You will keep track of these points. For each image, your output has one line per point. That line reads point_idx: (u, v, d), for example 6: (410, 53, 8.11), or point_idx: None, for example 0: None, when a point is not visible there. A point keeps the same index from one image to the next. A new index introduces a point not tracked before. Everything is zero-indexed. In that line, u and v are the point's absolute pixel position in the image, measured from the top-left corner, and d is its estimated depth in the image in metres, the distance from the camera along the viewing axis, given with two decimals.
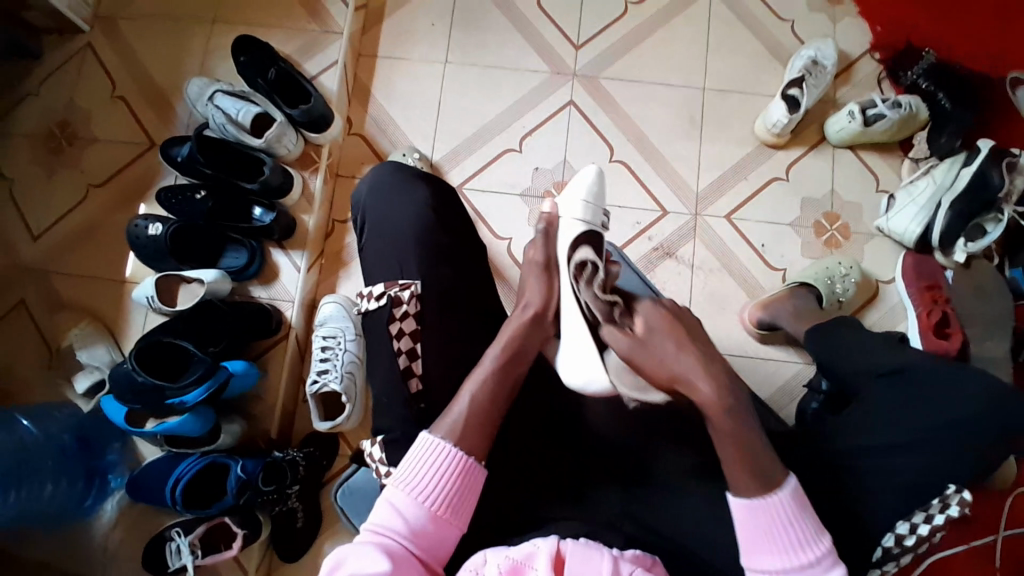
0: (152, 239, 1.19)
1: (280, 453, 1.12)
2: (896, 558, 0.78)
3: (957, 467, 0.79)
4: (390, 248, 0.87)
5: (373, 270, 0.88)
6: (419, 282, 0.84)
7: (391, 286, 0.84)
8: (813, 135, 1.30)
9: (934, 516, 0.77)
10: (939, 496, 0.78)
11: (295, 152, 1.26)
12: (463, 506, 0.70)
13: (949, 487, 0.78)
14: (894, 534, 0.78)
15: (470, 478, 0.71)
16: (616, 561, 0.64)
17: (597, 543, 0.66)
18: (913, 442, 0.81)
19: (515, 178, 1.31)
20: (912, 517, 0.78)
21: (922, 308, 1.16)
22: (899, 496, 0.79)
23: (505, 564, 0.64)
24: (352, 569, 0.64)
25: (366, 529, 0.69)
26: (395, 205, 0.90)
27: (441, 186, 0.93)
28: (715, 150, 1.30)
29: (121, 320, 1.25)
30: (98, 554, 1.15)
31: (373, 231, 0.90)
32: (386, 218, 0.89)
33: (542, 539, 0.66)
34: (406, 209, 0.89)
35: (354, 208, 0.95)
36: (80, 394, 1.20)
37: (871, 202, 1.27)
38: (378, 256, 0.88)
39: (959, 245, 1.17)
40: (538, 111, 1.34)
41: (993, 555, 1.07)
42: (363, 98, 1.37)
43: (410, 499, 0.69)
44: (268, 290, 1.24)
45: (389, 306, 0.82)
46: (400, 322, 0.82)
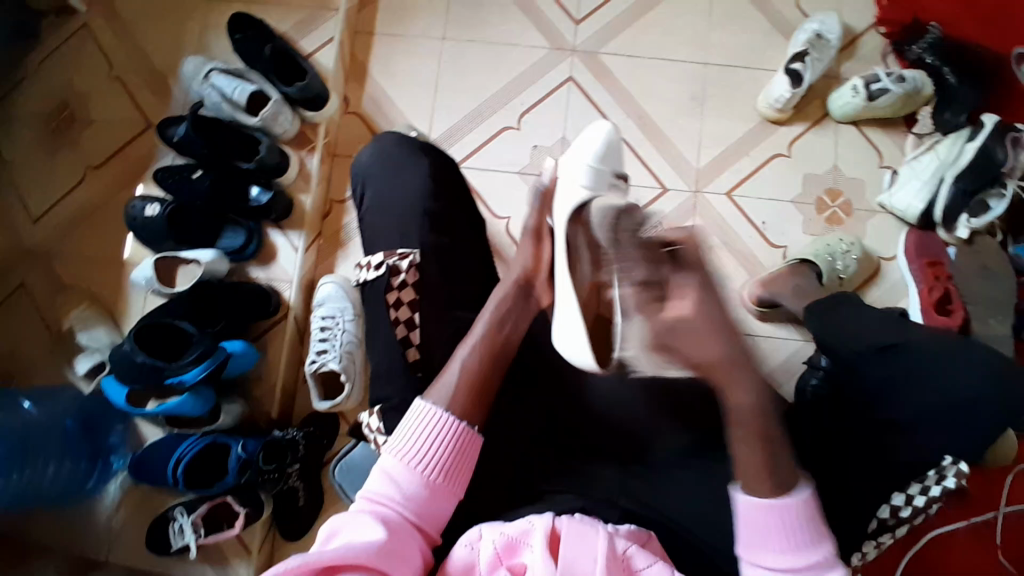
0: (150, 220, 1.18)
1: (280, 432, 1.13)
2: (891, 529, 0.81)
3: (955, 442, 0.79)
4: (387, 225, 0.86)
5: (370, 247, 0.87)
6: (419, 250, 0.83)
7: (391, 255, 0.83)
8: (816, 110, 1.28)
9: (930, 488, 0.81)
10: (936, 469, 0.81)
11: (291, 131, 1.25)
12: (459, 473, 0.70)
13: (946, 459, 0.81)
14: (891, 506, 0.80)
15: (465, 446, 0.71)
16: (611, 539, 0.64)
17: (593, 520, 0.66)
18: (910, 417, 0.81)
19: (514, 156, 1.30)
20: (909, 489, 0.81)
21: (924, 285, 1.15)
22: (897, 470, 0.79)
23: (500, 541, 0.64)
24: (347, 538, 0.64)
25: (361, 497, 0.68)
26: (391, 181, 0.89)
27: (440, 161, 0.92)
28: (716, 127, 1.29)
29: (120, 302, 1.25)
30: (102, 532, 1.16)
31: (369, 207, 0.89)
32: (382, 194, 0.88)
33: (538, 516, 0.67)
34: (403, 185, 0.88)
35: (355, 176, 0.94)
36: (80, 375, 1.19)
37: (875, 179, 1.26)
38: (375, 233, 0.87)
39: (963, 221, 1.16)
40: (537, 88, 1.32)
41: (994, 532, 1.07)
42: (359, 76, 1.35)
43: (406, 467, 0.68)
44: (267, 271, 1.23)
45: (389, 275, 0.82)
46: (398, 291, 0.81)
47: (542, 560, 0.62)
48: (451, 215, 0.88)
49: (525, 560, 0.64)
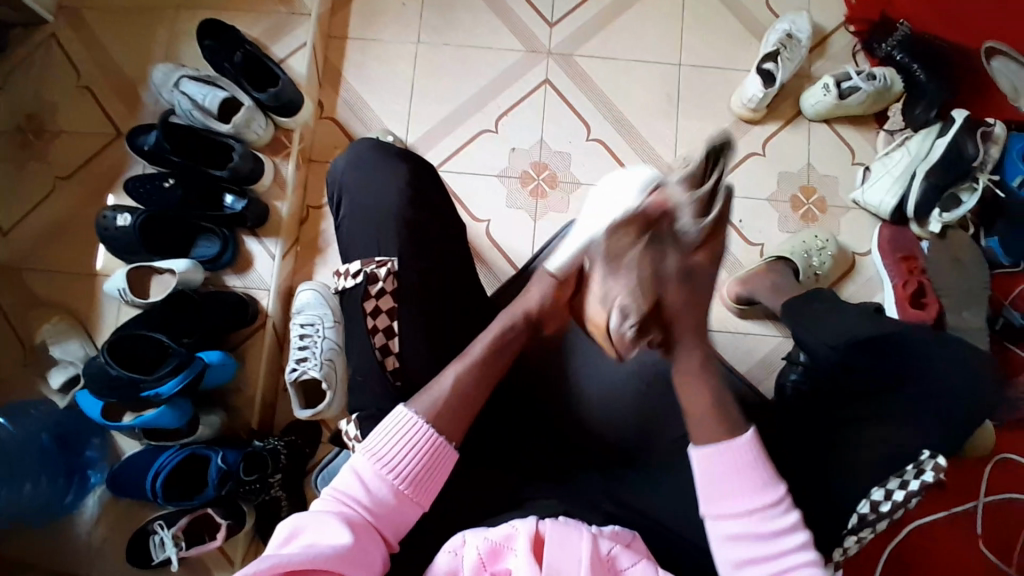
0: (123, 230, 1.16)
1: (261, 442, 1.11)
2: (872, 525, 0.78)
3: (930, 433, 0.80)
4: (364, 231, 0.86)
5: (348, 253, 0.87)
6: (395, 258, 0.83)
7: (368, 263, 0.83)
8: (789, 109, 1.29)
9: (909, 482, 0.77)
10: (914, 462, 0.78)
11: (265, 137, 1.24)
12: (430, 483, 0.70)
13: (923, 453, 0.78)
14: (869, 500, 0.77)
15: (439, 458, 0.70)
16: (595, 539, 0.64)
17: (577, 522, 0.66)
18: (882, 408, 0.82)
19: (492, 160, 1.30)
20: (887, 484, 0.78)
21: (899, 279, 1.17)
22: (876, 463, 0.80)
23: (484, 546, 0.64)
24: (312, 538, 0.64)
25: (328, 494, 0.68)
26: (368, 187, 0.88)
27: (417, 165, 0.91)
28: (692, 126, 1.30)
29: (94, 313, 1.22)
30: (79, 551, 1.13)
31: (346, 212, 0.88)
32: (358, 200, 0.87)
33: (522, 519, 0.66)
34: (379, 189, 0.87)
35: (329, 183, 0.93)
36: (54, 390, 1.18)
37: (848, 175, 1.28)
38: (351, 240, 0.86)
39: (935, 216, 1.18)
40: (514, 91, 1.32)
41: (974, 523, 1.09)
42: (335, 82, 1.34)
43: (374, 474, 0.69)
44: (243, 278, 1.21)
45: (366, 283, 0.81)
46: (375, 299, 0.81)
47: (527, 565, 0.61)
48: (429, 218, 0.87)
49: (509, 565, 0.63)
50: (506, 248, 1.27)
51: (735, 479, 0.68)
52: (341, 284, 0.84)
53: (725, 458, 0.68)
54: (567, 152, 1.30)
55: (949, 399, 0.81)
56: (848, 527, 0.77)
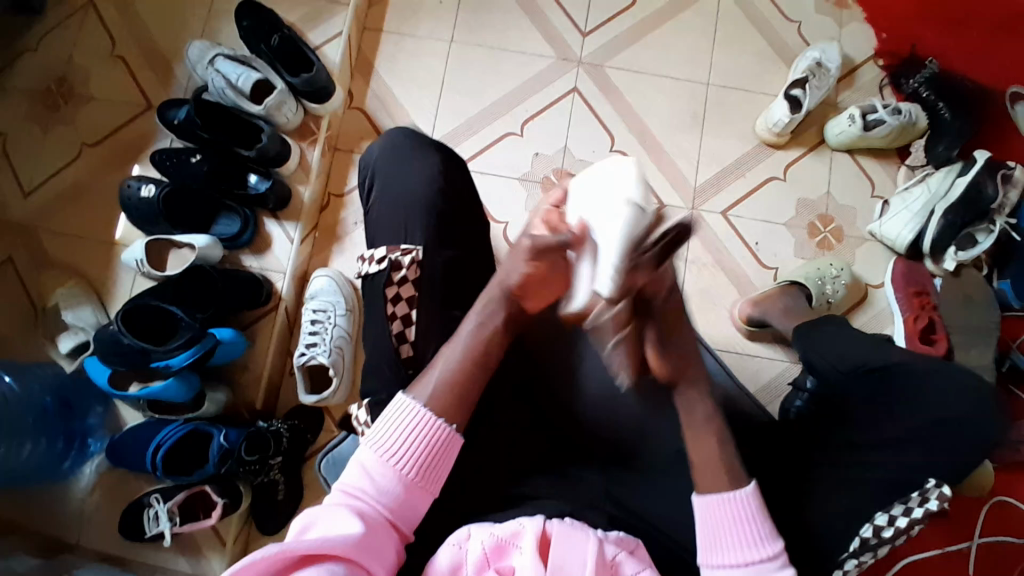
0: (145, 201, 1.18)
1: (263, 424, 1.11)
2: (873, 549, 0.78)
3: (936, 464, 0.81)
4: (393, 216, 0.86)
5: (375, 239, 0.87)
6: (421, 248, 0.83)
7: (393, 250, 0.83)
8: (813, 137, 1.30)
9: (913, 509, 0.78)
10: (919, 490, 0.79)
11: (294, 122, 1.25)
12: (434, 473, 0.70)
13: (929, 481, 0.79)
14: (873, 524, 0.78)
15: (439, 452, 0.70)
16: (600, 544, 0.64)
17: (583, 524, 0.66)
18: (891, 435, 0.82)
19: (515, 163, 1.31)
20: (891, 509, 0.78)
21: (910, 313, 1.18)
22: (879, 489, 0.79)
23: (490, 542, 0.64)
24: (324, 530, 0.64)
25: (337, 491, 0.68)
26: (400, 175, 0.89)
27: (450, 157, 0.92)
28: (716, 146, 1.31)
29: (109, 282, 1.23)
30: (73, 516, 1.13)
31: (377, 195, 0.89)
32: (389, 186, 0.88)
33: (527, 518, 0.66)
34: (410, 178, 0.88)
35: (361, 168, 0.94)
36: (62, 354, 1.18)
37: (866, 207, 1.28)
38: (380, 222, 0.87)
39: (950, 253, 1.19)
40: (541, 96, 1.33)
41: (967, 563, 1.09)
42: (365, 73, 1.35)
43: (379, 464, 0.69)
44: (260, 260, 1.22)
45: (390, 269, 0.82)
46: (397, 287, 0.81)
47: (533, 563, 0.61)
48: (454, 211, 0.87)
49: (515, 563, 0.63)
50: None
51: (735, 527, 0.67)
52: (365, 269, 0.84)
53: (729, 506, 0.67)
54: (590, 160, 1.31)
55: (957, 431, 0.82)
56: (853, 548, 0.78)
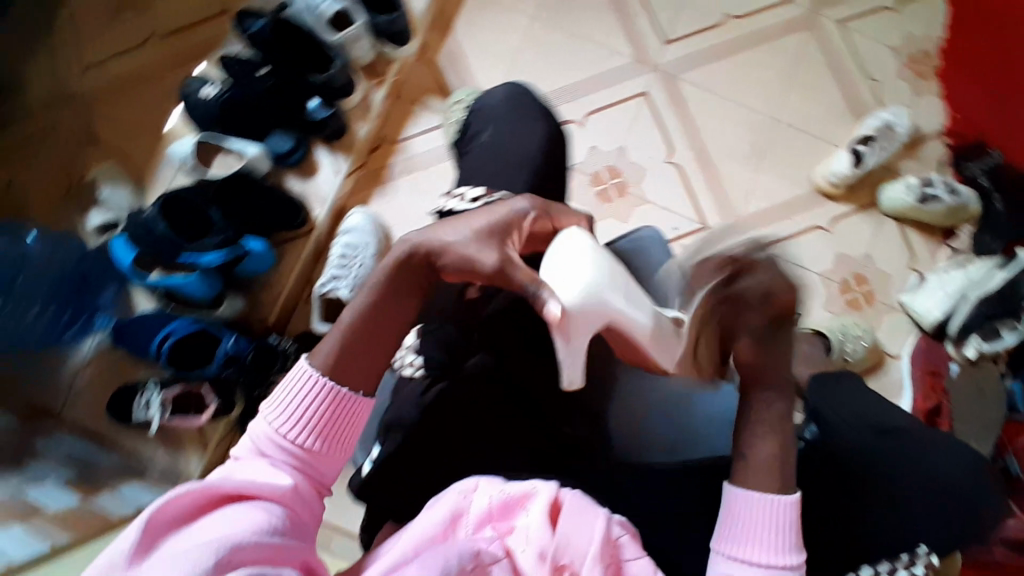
0: (204, 101, 1.16)
1: (273, 340, 1.12)
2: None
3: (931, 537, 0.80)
4: (491, 163, 0.86)
5: (474, 176, 0.86)
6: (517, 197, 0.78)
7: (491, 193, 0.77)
8: (865, 196, 1.30)
9: (898, 570, 0.76)
10: (908, 553, 0.78)
11: (365, 59, 1.27)
12: (341, 429, 0.64)
13: (919, 548, 0.78)
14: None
15: (344, 406, 0.64)
16: (609, 521, 0.59)
17: (596, 500, 0.61)
18: (892, 503, 0.80)
19: (570, 152, 1.31)
20: (877, 566, 0.78)
21: (922, 394, 1.19)
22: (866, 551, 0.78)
23: (498, 499, 0.60)
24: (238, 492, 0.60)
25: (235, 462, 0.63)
26: (511, 128, 0.90)
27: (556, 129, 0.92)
28: (768, 182, 1.31)
29: (150, 171, 1.23)
30: (65, 387, 1.14)
31: (484, 139, 0.90)
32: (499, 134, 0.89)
33: (544, 482, 0.61)
34: (518, 134, 0.89)
35: (478, 105, 0.96)
36: (90, 229, 1.17)
37: (900, 276, 1.29)
38: (476, 162, 0.88)
39: (973, 341, 1.17)
40: (611, 92, 1.33)
41: None
42: (443, 28, 1.35)
43: (274, 424, 0.63)
44: (303, 183, 1.23)
45: (482, 209, 0.75)
46: None
47: (540, 528, 0.57)
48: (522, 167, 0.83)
49: (518, 524, 0.59)
50: None
51: (765, 528, 0.63)
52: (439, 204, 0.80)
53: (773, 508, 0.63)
54: (643, 166, 1.31)
55: (957, 514, 0.80)
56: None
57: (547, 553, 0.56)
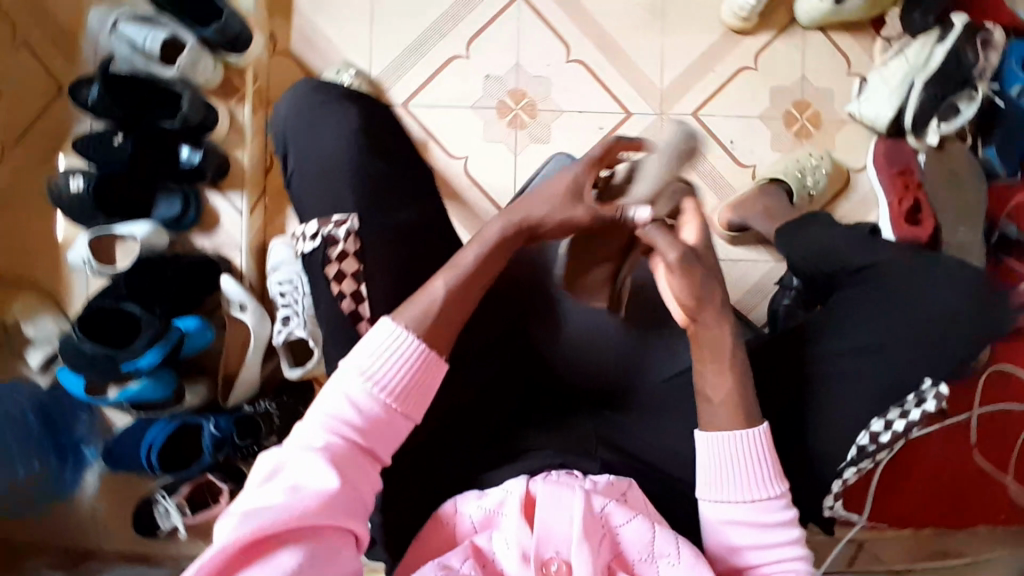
0: (76, 196, 1.05)
1: (251, 405, 1.07)
2: (871, 455, 0.75)
3: (934, 364, 0.75)
4: (327, 175, 0.68)
5: (304, 210, 0.70)
6: (356, 215, 0.66)
7: (324, 223, 0.67)
8: (782, 18, 1.20)
9: (908, 411, 0.74)
10: (915, 392, 0.75)
11: (215, 80, 1.12)
12: (423, 399, 0.63)
13: (925, 382, 0.74)
14: (869, 433, 0.73)
15: (423, 375, 0.62)
16: (589, 494, 0.59)
17: (569, 478, 0.60)
18: (864, 350, 0.74)
19: (466, 91, 1.19)
20: (887, 414, 0.74)
21: (895, 196, 1.13)
22: (858, 398, 0.73)
23: (478, 514, 0.61)
24: (295, 477, 0.57)
25: (323, 425, 0.59)
26: (322, 133, 0.70)
27: (371, 110, 0.73)
28: (681, 40, 1.20)
29: (62, 286, 1.15)
30: (84, 523, 1.11)
31: (295, 164, 0.71)
32: (315, 145, 0.70)
33: (513, 482, 0.61)
34: (331, 136, 0.70)
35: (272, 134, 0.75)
36: (34, 370, 1.10)
37: (843, 87, 1.21)
38: (310, 187, 0.69)
39: (933, 127, 1.13)
40: (483, 9, 1.19)
41: (968, 434, 1.12)
42: (285, 10, 1.17)
43: (362, 395, 0.60)
44: (212, 238, 1.14)
45: (324, 246, 0.66)
46: (338, 264, 0.65)
47: (518, 529, 0.57)
48: (398, 142, 0.73)
49: (500, 533, 0.59)
50: (487, 186, 1.18)
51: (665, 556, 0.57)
52: (304, 245, 0.68)
53: (731, 446, 0.65)
54: (545, 76, 1.20)
55: (944, 347, 0.75)
56: (850, 459, 0.73)
57: (530, 555, 0.56)
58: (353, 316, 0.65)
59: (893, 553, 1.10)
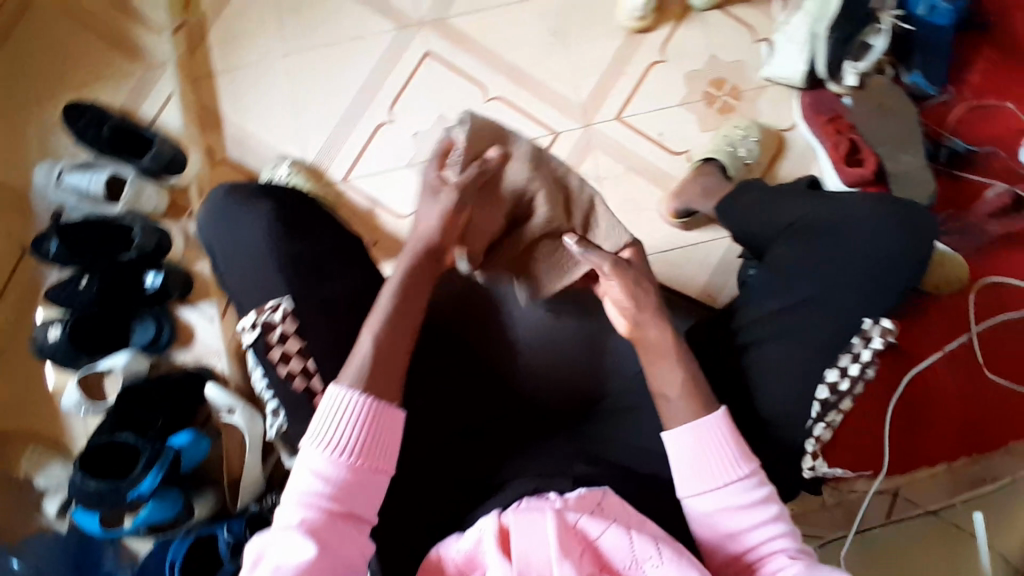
0: (55, 343, 1.10)
1: (258, 502, 1.08)
2: (836, 406, 0.75)
3: (873, 302, 0.75)
4: (256, 272, 0.71)
5: (241, 306, 0.73)
6: (288, 296, 0.69)
7: (261, 311, 0.69)
8: (677, 7, 1.24)
9: (860, 354, 0.74)
10: (860, 333, 0.75)
11: (162, 204, 1.18)
12: (386, 449, 0.63)
13: (867, 322, 0.75)
14: (828, 385, 0.74)
15: (378, 423, 0.63)
16: (561, 513, 0.59)
17: (539, 502, 0.60)
18: (802, 304, 0.76)
19: (398, 151, 1.21)
20: (840, 362, 0.75)
21: (829, 142, 1.15)
22: (808, 350, 0.74)
23: (458, 557, 0.59)
24: (276, 559, 0.57)
25: (294, 500, 0.60)
26: (242, 235, 0.72)
27: (287, 200, 0.74)
28: (588, 53, 1.24)
29: (63, 431, 1.19)
30: None
31: (226, 270, 0.73)
32: (239, 247, 0.72)
33: (486, 518, 0.60)
34: (250, 235, 0.72)
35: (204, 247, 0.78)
36: (52, 518, 1.12)
37: (754, 55, 1.24)
38: (241, 286, 0.72)
39: (849, 69, 1.16)
40: (397, 75, 1.23)
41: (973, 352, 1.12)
42: (214, 122, 1.21)
43: (324, 461, 0.61)
44: (190, 351, 1.18)
45: (263, 333, 0.68)
46: (281, 345, 0.68)
47: (497, 565, 0.56)
48: (317, 221, 0.74)
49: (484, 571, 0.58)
50: None
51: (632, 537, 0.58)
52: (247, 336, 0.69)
53: (700, 434, 0.67)
54: (469, 118, 1.22)
55: (879, 281, 0.76)
56: (814, 414, 0.74)
57: None
58: (309, 393, 0.68)
59: (926, 494, 1.17)
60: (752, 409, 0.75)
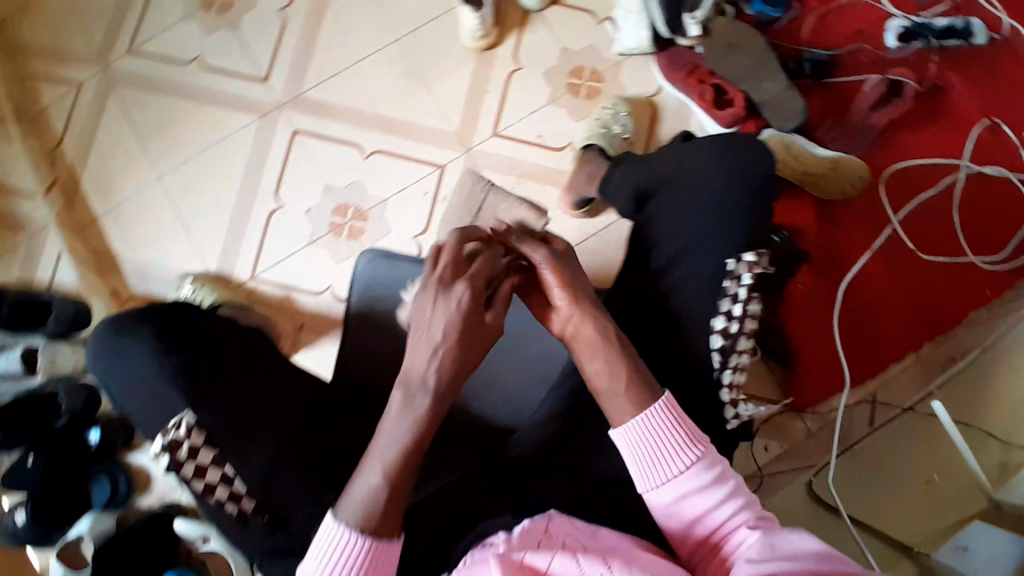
0: (21, 528, 1.07)
1: None
2: (735, 348, 0.75)
3: (732, 238, 0.77)
4: (155, 396, 0.71)
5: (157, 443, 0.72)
6: (190, 408, 0.69)
7: (164, 433, 0.67)
8: (515, 14, 1.27)
9: (736, 295, 0.75)
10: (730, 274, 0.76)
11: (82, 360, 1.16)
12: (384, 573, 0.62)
13: (731, 263, 0.76)
14: (719, 333, 0.75)
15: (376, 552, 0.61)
16: (504, 555, 0.59)
17: (482, 555, 0.61)
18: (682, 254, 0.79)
19: (297, 233, 1.21)
20: (722, 308, 0.76)
21: (696, 93, 1.18)
22: (701, 304, 0.76)
23: None
24: None
25: None
26: (130, 363, 0.73)
27: (165, 317, 0.75)
28: (447, 83, 1.26)
29: None
30: None
31: (126, 401, 0.74)
32: (131, 376, 0.73)
33: None
34: (138, 361, 0.72)
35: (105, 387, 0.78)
36: None
37: (602, 35, 1.26)
38: (149, 420, 0.72)
39: (689, 20, 1.18)
40: (272, 162, 1.23)
41: (901, 241, 1.21)
42: (111, 265, 1.21)
43: None
44: (152, 494, 1.19)
45: (171, 455, 0.66)
46: (192, 460, 0.67)
47: None
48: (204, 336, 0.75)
49: None
50: None
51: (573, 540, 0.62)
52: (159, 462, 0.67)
53: (645, 427, 0.67)
54: (355, 180, 1.23)
55: (731, 214, 0.78)
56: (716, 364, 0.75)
57: None
58: (240, 515, 0.67)
59: (906, 387, 1.15)
60: (679, 374, 0.76)
